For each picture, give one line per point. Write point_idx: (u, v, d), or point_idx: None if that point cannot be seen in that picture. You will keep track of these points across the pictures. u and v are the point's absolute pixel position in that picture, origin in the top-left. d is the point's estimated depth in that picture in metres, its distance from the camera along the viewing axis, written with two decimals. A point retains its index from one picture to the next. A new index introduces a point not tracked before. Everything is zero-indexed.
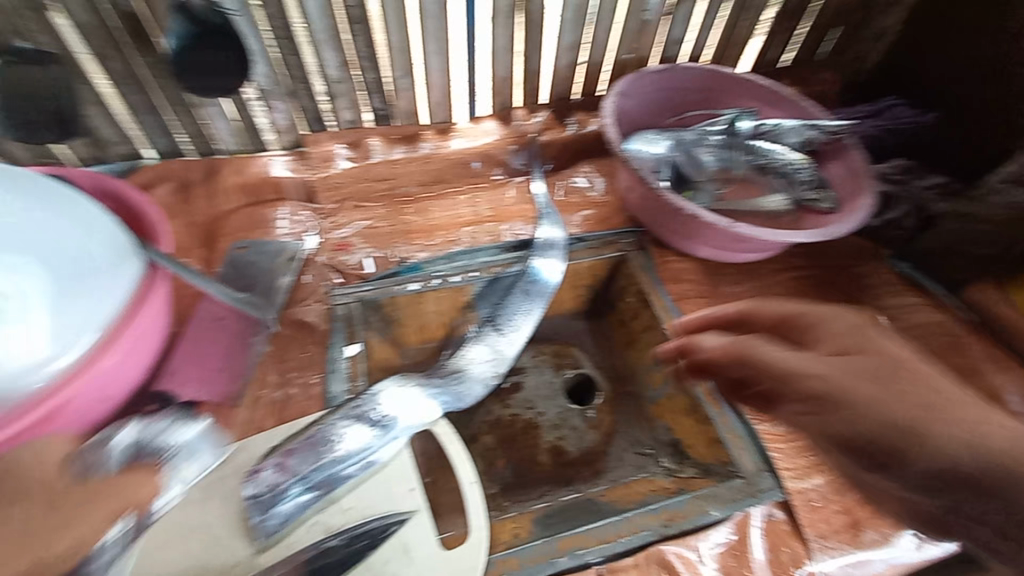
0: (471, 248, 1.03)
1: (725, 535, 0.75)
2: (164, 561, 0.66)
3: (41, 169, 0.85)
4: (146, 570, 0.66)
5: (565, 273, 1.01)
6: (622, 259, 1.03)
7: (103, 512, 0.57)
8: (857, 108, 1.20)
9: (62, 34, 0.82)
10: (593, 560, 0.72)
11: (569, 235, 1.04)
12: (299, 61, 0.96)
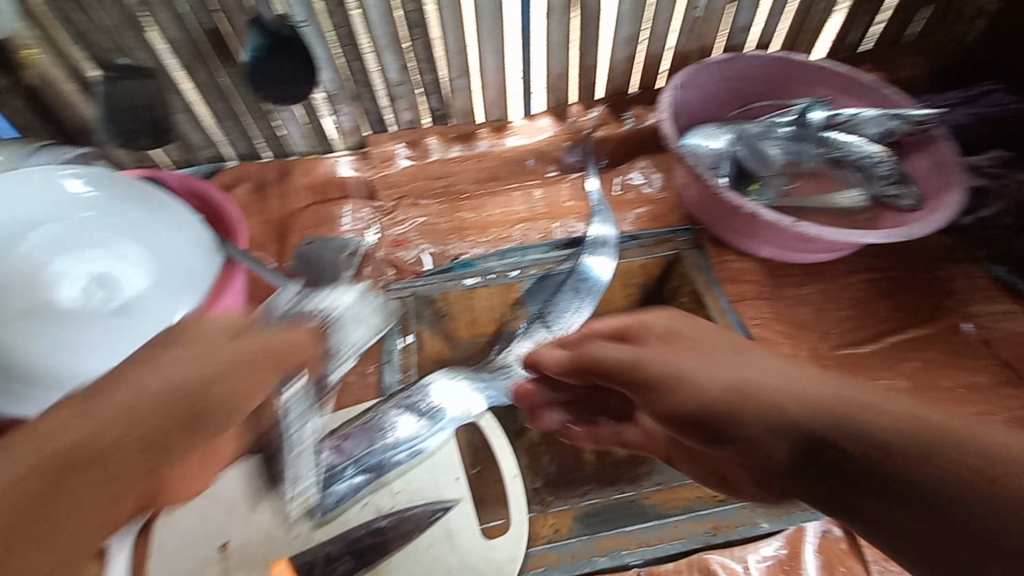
0: (522, 245, 1.04)
1: (775, 548, 0.72)
2: (234, 531, 0.71)
3: (139, 172, 0.95)
4: (220, 534, 0.71)
5: (616, 271, 1.00)
6: (676, 257, 1.01)
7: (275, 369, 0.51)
8: (949, 95, 1.11)
9: (156, 50, 0.90)
10: (633, 561, 0.72)
11: (621, 234, 1.03)
12: (362, 67, 1.01)
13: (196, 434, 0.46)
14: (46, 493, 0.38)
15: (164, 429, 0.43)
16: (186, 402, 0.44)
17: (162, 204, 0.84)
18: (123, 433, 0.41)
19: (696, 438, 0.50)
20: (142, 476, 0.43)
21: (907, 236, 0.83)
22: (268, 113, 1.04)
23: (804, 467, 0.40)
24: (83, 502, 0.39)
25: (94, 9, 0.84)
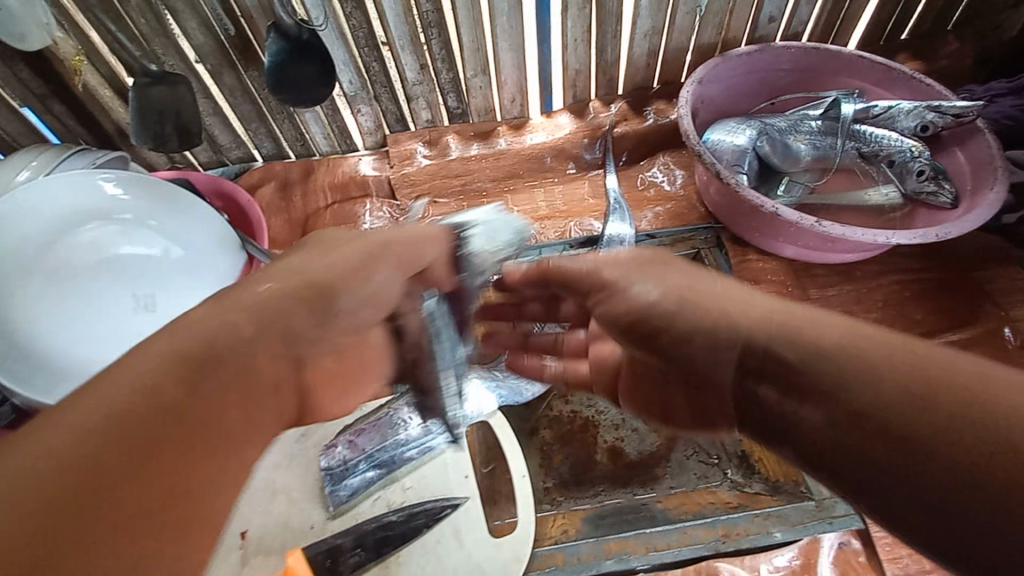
0: (538, 244, 1.01)
1: (788, 558, 0.74)
2: (257, 516, 0.76)
3: (171, 175, 1.00)
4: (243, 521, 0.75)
5: None
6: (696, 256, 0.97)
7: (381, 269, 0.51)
8: (994, 85, 1.05)
9: (184, 53, 0.94)
10: (639, 566, 0.74)
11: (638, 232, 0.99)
12: (381, 67, 1.02)
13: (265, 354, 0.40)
14: (129, 437, 0.31)
15: (228, 357, 0.37)
16: (241, 327, 0.39)
17: (187, 204, 0.87)
18: (185, 361, 0.35)
19: (648, 353, 0.52)
20: (225, 409, 0.36)
21: (938, 237, 0.79)
22: (291, 115, 1.07)
23: (755, 385, 0.43)
24: (172, 437, 0.33)
25: (124, 16, 0.88)
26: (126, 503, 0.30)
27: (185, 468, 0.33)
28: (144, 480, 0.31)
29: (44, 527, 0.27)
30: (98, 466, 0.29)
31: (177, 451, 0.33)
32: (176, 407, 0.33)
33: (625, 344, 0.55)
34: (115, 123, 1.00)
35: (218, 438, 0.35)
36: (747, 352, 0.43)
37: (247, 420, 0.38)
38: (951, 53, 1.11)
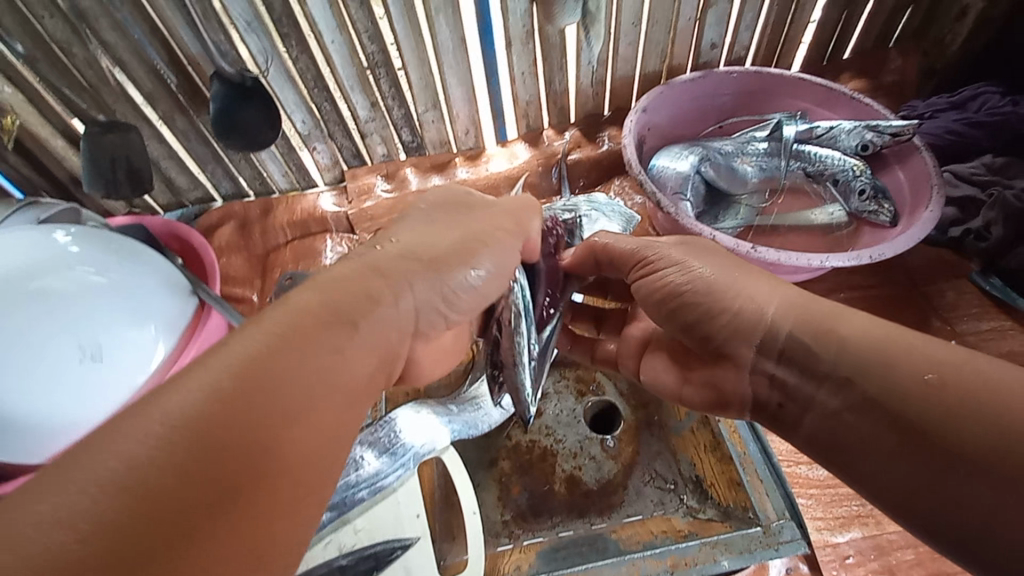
0: None
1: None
2: None
3: (126, 220, 1.00)
4: None
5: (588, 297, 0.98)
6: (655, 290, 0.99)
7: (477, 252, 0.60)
8: (936, 100, 1.07)
9: (134, 101, 0.95)
10: None
11: None
12: (332, 107, 1.04)
13: (289, 369, 0.42)
14: (174, 461, 0.35)
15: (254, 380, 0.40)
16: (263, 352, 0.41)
17: (134, 255, 0.87)
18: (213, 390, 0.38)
19: (681, 334, 0.65)
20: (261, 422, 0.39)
21: (873, 258, 0.80)
22: (247, 157, 1.08)
23: (773, 368, 0.58)
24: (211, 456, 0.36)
25: (71, 68, 0.88)
26: (183, 508, 0.34)
27: (229, 476, 0.36)
28: (195, 491, 0.35)
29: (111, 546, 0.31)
30: (150, 485, 0.34)
31: (221, 464, 0.36)
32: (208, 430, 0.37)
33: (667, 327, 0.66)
34: (68, 170, 1.01)
35: (256, 448, 0.38)
36: (774, 343, 0.57)
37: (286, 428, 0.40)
38: (898, 69, 1.14)
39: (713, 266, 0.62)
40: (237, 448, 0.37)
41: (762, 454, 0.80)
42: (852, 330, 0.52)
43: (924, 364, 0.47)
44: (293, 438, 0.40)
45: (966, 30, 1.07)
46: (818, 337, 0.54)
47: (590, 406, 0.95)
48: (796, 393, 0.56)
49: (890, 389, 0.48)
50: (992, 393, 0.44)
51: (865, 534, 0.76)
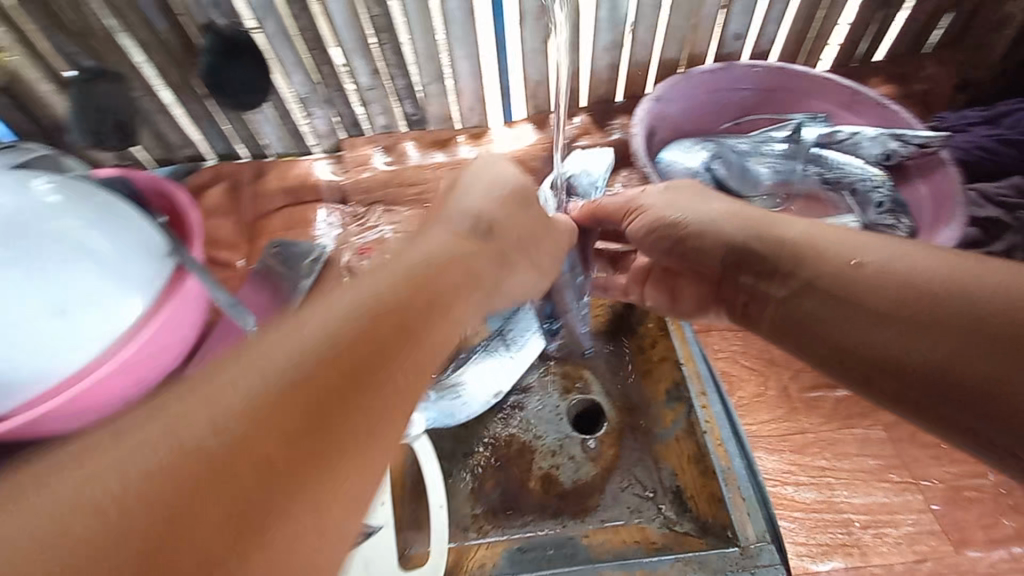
0: None
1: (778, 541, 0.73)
2: None
3: (114, 171, 0.96)
4: None
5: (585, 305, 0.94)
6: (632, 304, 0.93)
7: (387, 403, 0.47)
8: (968, 112, 1.00)
9: (127, 51, 0.91)
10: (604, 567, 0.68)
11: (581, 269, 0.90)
12: (331, 70, 1.00)
13: (183, 421, 0.38)
14: (179, 475, 0.36)
15: (327, 378, 0.43)
16: (285, 387, 0.41)
17: (114, 211, 0.84)
18: (272, 395, 0.41)
19: (679, 260, 0.72)
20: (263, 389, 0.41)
21: None
22: (242, 117, 1.05)
23: (739, 274, 0.66)
24: (163, 460, 0.36)
25: (59, 11, 0.85)
26: (226, 485, 0.36)
27: (230, 515, 0.36)
28: (206, 514, 0.35)
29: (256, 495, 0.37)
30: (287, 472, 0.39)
31: (248, 511, 0.36)
32: (235, 409, 0.39)
33: (670, 258, 0.73)
34: (56, 117, 0.95)
35: (379, 402, 0.45)
36: (730, 249, 0.66)
37: (325, 480, 0.40)
38: (932, 77, 1.07)
39: (684, 208, 0.71)
40: (354, 391, 0.44)
41: (746, 471, 0.74)
42: (801, 232, 0.61)
43: (853, 252, 0.57)
44: (331, 477, 0.40)
45: (1006, 41, 1.01)
46: (765, 239, 0.63)
47: (574, 404, 0.92)
48: (755, 289, 0.64)
49: (825, 272, 0.57)
50: (921, 286, 0.52)
51: (847, 565, 0.70)
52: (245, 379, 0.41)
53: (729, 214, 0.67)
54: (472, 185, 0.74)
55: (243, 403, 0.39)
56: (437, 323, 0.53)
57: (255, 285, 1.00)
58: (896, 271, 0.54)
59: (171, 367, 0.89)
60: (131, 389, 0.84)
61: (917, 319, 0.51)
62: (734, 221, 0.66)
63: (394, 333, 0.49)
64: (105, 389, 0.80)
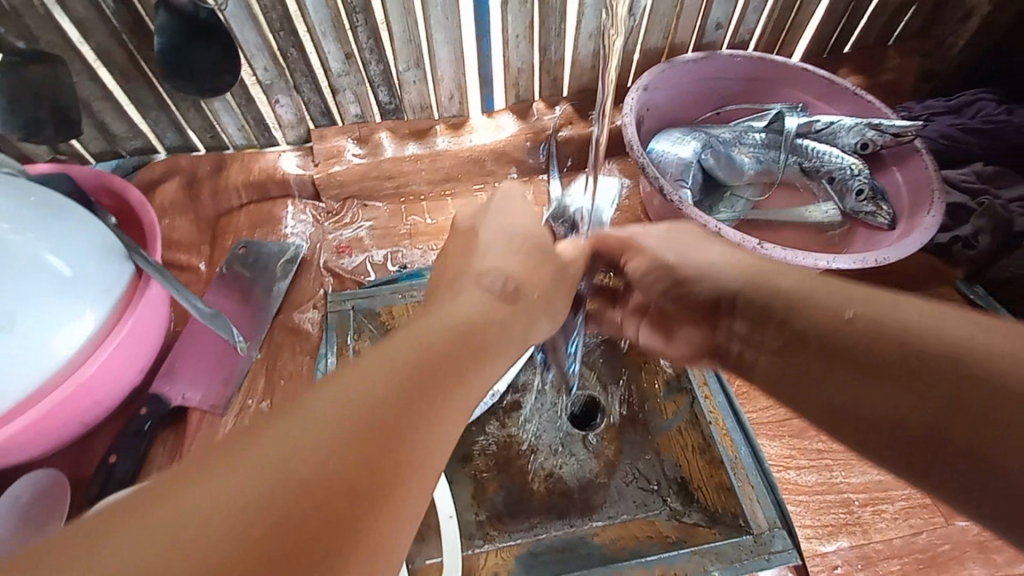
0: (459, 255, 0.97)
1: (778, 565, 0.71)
2: None
3: (51, 167, 0.86)
4: None
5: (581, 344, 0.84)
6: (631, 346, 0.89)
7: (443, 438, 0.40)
8: (932, 103, 1.06)
9: (63, 29, 0.82)
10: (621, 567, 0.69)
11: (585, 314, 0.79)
12: (299, 54, 0.93)
13: (254, 454, 0.33)
14: (259, 512, 0.30)
15: (403, 396, 0.38)
16: (370, 400, 0.37)
17: (63, 213, 0.74)
18: (359, 411, 0.36)
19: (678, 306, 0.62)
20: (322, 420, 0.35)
21: (878, 262, 0.80)
22: (198, 105, 0.96)
23: (731, 320, 0.56)
24: (245, 503, 0.30)
25: None
26: (313, 516, 0.32)
27: (313, 547, 0.31)
28: (296, 549, 0.31)
29: (284, 500, 0.31)
30: (330, 494, 0.33)
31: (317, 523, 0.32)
32: (311, 436, 0.34)
33: (671, 303, 0.62)
34: None
35: (453, 416, 0.42)
36: (719, 294, 0.56)
37: (402, 500, 0.36)
38: (895, 69, 1.11)
39: (693, 254, 0.60)
40: (430, 410, 0.39)
41: (754, 460, 0.75)
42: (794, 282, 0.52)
43: (844, 304, 0.48)
44: (409, 498, 0.37)
45: (970, 33, 1.05)
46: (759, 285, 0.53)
47: (572, 401, 0.89)
48: (749, 340, 0.54)
49: (814, 325, 0.48)
50: (913, 344, 0.43)
51: (852, 543, 0.72)
52: (320, 402, 0.36)
53: (727, 258, 0.58)
54: (507, 209, 0.64)
55: (322, 430, 0.34)
56: (497, 344, 0.50)
57: (221, 289, 0.91)
58: (890, 325, 0.45)
59: (134, 382, 0.82)
60: (90, 409, 0.76)
61: (909, 359, 0.43)
62: (749, 271, 0.55)
63: (459, 354, 0.45)
64: (61, 411, 0.72)
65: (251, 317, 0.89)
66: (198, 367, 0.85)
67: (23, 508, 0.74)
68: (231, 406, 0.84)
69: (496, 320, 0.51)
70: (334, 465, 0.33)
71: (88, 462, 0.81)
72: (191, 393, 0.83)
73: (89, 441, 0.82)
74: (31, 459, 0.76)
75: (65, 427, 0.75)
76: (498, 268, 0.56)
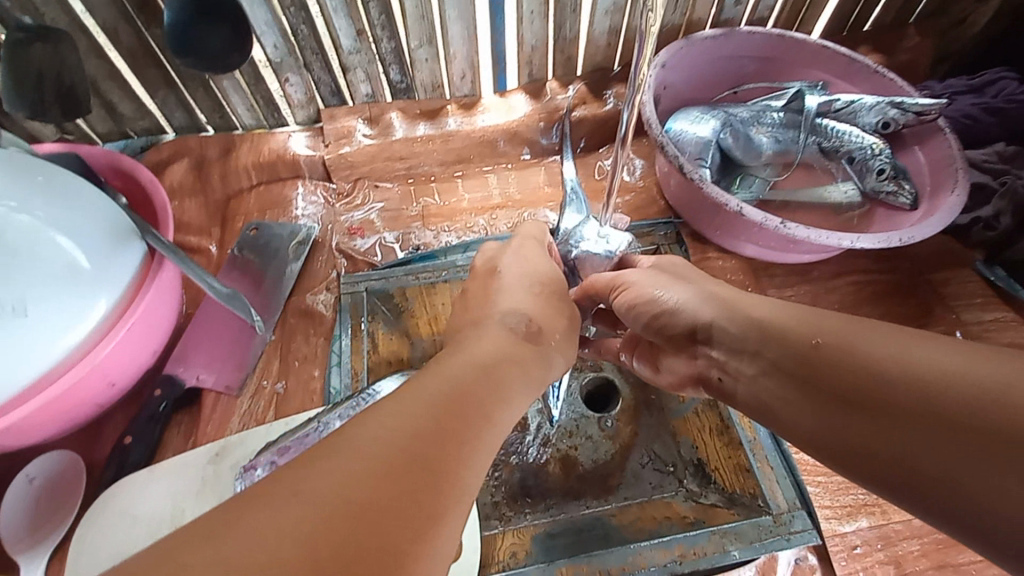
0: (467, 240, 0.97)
1: (795, 553, 0.73)
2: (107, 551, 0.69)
3: (58, 147, 0.84)
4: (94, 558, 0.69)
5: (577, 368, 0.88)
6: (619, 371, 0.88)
7: (483, 462, 0.40)
8: (953, 82, 1.04)
9: (68, 4, 0.80)
10: (643, 547, 0.72)
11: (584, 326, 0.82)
12: (310, 31, 0.91)
13: (302, 484, 0.32)
14: (314, 539, 0.30)
15: (444, 418, 0.39)
16: (413, 425, 0.37)
17: (68, 191, 0.72)
18: (405, 431, 0.37)
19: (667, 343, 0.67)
20: (373, 440, 0.35)
21: (903, 242, 0.79)
22: (207, 84, 0.95)
23: (708, 347, 0.62)
24: (285, 527, 0.30)
25: None
26: (366, 537, 0.31)
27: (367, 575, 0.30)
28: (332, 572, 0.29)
29: (341, 515, 0.31)
30: (384, 505, 0.33)
31: (377, 542, 0.31)
32: (358, 466, 0.33)
33: (660, 339, 0.68)
34: None
35: (491, 442, 0.42)
36: (696, 324, 0.63)
37: (445, 531, 0.35)
38: (915, 47, 1.09)
39: (677, 293, 0.65)
40: (466, 443, 0.39)
41: (771, 441, 0.78)
42: (762, 313, 0.58)
43: (812, 330, 0.53)
44: (451, 530, 0.35)
45: (993, 11, 1.03)
46: (732, 315, 0.60)
47: (586, 382, 0.88)
48: (724, 366, 0.61)
49: (788, 352, 0.54)
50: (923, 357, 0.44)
51: (871, 524, 0.75)
52: (361, 429, 0.36)
53: (701, 291, 0.64)
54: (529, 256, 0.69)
55: (365, 458, 0.34)
56: (520, 379, 0.49)
57: (232, 272, 0.90)
58: (860, 355, 0.48)
59: (147, 364, 0.81)
60: (104, 391, 0.76)
61: (938, 356, 0.44)
62: (746, 297, 0.61)
63: (488, 389, 0.45)
64: (75, 393, 0.71)
65: (264, 299, 0.89)
66: (211, 349, 0.84)
67: (38, 493, 0.75)
68: (245, 387, 0.84)
69: (519, 354, 0.52)
70: (386, 476, 0.34)
71: (102, 445, 0.80)
72: (206, 375, 0.83)
73: (103, 423, 0.81)
74: (46, 440, 0.76)
75: (79, 409, 0.74)
76: (518, 311, 0.59)
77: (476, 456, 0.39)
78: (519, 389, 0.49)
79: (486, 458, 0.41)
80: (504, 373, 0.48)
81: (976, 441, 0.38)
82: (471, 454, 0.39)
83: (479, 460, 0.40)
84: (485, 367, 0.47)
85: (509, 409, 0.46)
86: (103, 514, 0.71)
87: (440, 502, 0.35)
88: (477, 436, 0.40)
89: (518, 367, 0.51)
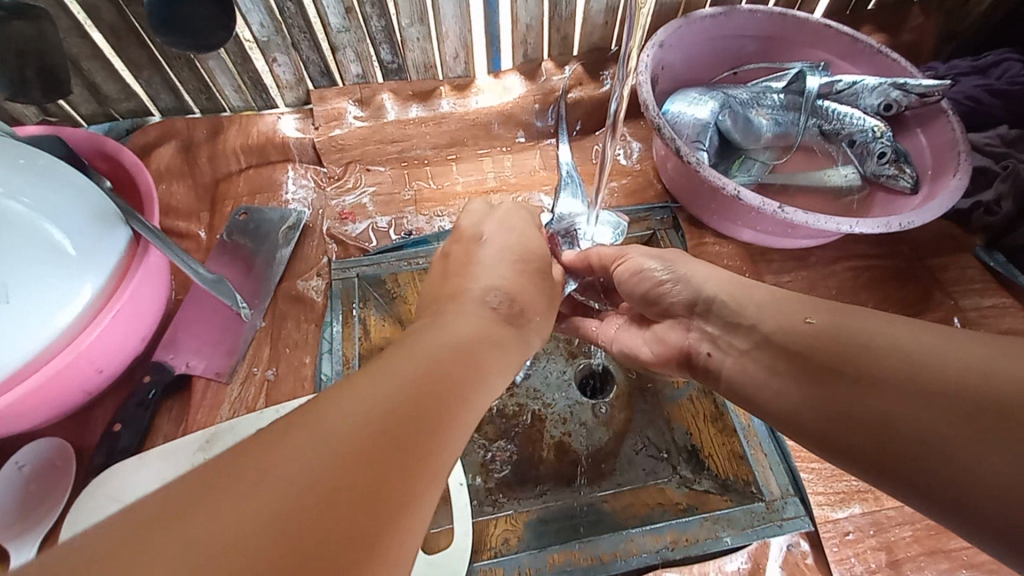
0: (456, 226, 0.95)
1: (788, 539, 0.73)
2: None
3: (40, 129, 0.82)
4: None
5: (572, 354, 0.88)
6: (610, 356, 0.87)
7: (456, 446, 0.39)
8: (958, 63, 1.02)
9: None
10: (635, 532, 0.70)
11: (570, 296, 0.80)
12: (297, 8, 0.88)
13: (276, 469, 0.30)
14: (289, 524, 0.28)
15: (420, 402, 0.38)
16: (389, 408, 0.36)
17: (51, 174, 0.70)
18: (380, 414, 0.35)
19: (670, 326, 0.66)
20: (349, 424, 0.34)
21: (903, 226, 0.77)
22: (192, 64, 0.92)
23: (704, 321, 0.61)
24: (260, 516, 0.28)
25: None
26: (341, 525, 0.30)
27: (342, 564, 0.29)
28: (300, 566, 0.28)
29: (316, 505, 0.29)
30: (360, 492, 0.31)
31: (352, 528, 0.30)
32: (335, 452, 0.32)
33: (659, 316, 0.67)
34: None
35: (464, 425, 0.41)
36: (698, 296, 0.62)
37: (418, 512, 0.34)
38: (919, 27, 1.07)
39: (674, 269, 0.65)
40: (443, 424, 0.38)
41: (766, 428, 0.77)
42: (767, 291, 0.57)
43: (804, 317, 0.52)
44: (423, 512, 0.35)
45: None
46: (734, 296, 0.59)
47: (580, 368, 0.88)
48: (718, 339, 0.60)
49: (787, 337, 0.52)
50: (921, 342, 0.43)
51: (864, 510, 0.75)
52: (337, 413, 0.34)
53: (704, 269, 0.63)
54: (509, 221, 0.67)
55: (341, 444, 0.32)
56: (497, 361, 0.49)
57: (222, 258, 0.88)
58: (857, 341, 0.47)
59: (136, 351, 0.80)
60: (91, 377, 0.74)
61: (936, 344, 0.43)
62: (743, 282, 0.60)
63: (465, 370, 0.44)
64: (62, 379, 0.70)
65: (253, 285, 0.87)
66: (201, 335, 0.84)
67: (27, 480, 0.74)
68: (235, 374, 0.83)
69: (498, 334, 0.51)
70: (363, 463, 0.32)
71: (92, 432, 0.80)
72: (195, 362, 0.82)
73: (92, 411, 0.81)
74: (33, 428, 0.75)
75: (66, 396, 0.73)
76: (497, 285, 0.57)
77: (450, 441, 0.39)
78: (495, 371, 0.48)
79: (458, 441, 0.40)
80: (481, 355, 0.47)
81: (971, 429, 0.37)
82: (445, 440, 0.38)
83: (453, 444, 0.39)
84: (464, 349, 0.46)
85: (484, 393, 0.45)
86: (91, 500, 0.70)
87: (415, 486, 0.34)
88: (451, 419, 0.39)
89: (495, 346, 0.50)
